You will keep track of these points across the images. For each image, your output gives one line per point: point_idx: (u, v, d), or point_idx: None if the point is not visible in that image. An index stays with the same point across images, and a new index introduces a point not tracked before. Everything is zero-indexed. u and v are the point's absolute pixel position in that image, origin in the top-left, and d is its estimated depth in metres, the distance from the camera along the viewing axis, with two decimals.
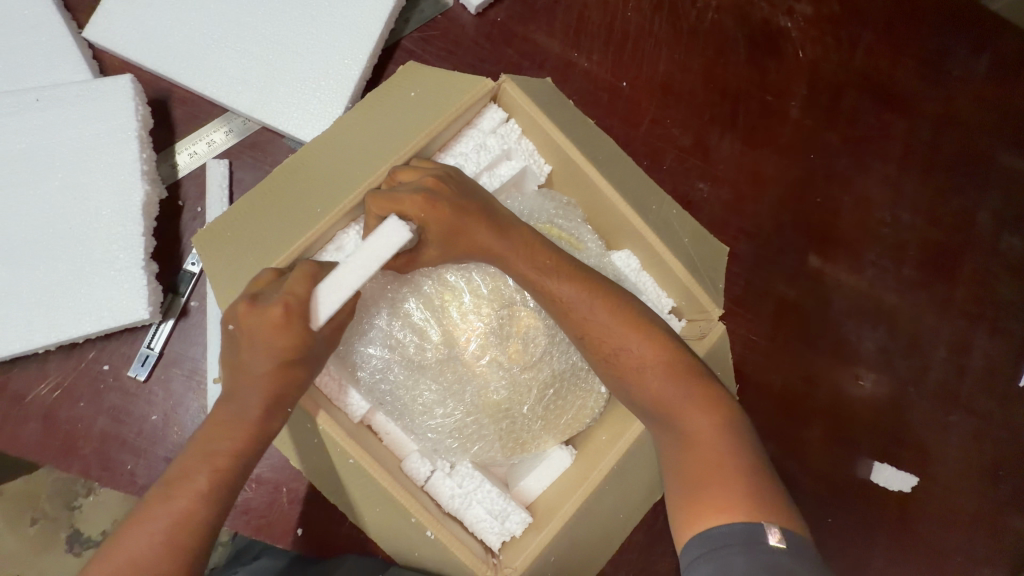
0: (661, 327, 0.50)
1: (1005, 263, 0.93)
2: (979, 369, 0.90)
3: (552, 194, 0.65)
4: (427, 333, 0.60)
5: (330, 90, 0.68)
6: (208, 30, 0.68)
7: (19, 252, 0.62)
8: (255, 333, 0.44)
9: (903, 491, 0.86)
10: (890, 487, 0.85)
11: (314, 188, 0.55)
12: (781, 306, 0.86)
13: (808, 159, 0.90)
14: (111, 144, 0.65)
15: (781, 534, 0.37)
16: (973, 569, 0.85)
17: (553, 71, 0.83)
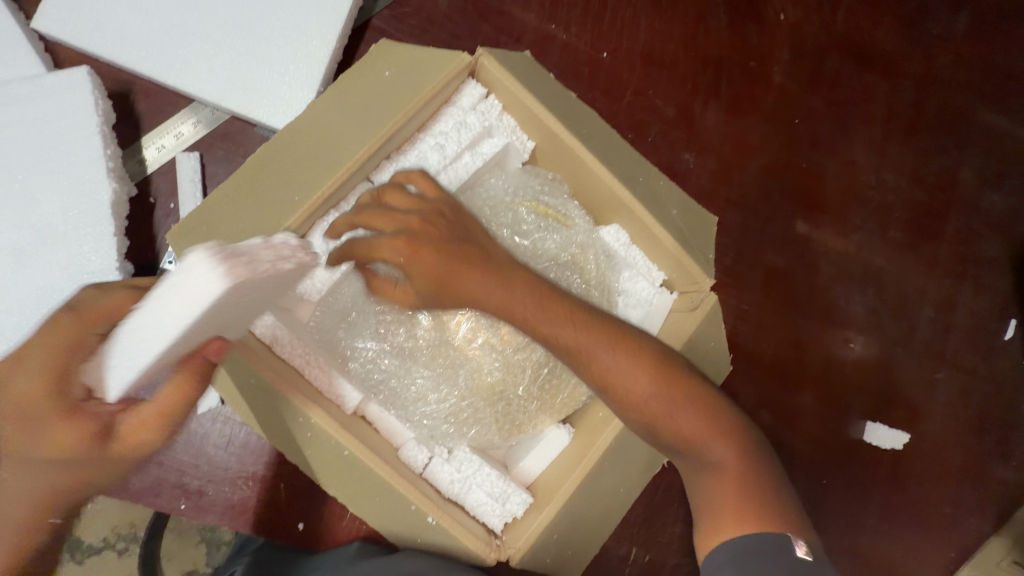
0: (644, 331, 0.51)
1: (988, 220, 0.94)
2: (964, 326, 0.92)
3: (537, 170, 0.64)
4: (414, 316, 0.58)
5: (300, 74, 0.65)
6: (167, 17, 0.65)
7: None
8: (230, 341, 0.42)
9: (894, 449, 0.87)
10: (881, 445, 0.87)
11: (291, 178, 0.52)
12: (771, 274, 0.87)
13: (792, 125, 0.89)
14: (73, 142, 0.62)
15: (806, 547, 0.43)
16: (964, 520, 0.88)
17: (532, 45, 0.81)
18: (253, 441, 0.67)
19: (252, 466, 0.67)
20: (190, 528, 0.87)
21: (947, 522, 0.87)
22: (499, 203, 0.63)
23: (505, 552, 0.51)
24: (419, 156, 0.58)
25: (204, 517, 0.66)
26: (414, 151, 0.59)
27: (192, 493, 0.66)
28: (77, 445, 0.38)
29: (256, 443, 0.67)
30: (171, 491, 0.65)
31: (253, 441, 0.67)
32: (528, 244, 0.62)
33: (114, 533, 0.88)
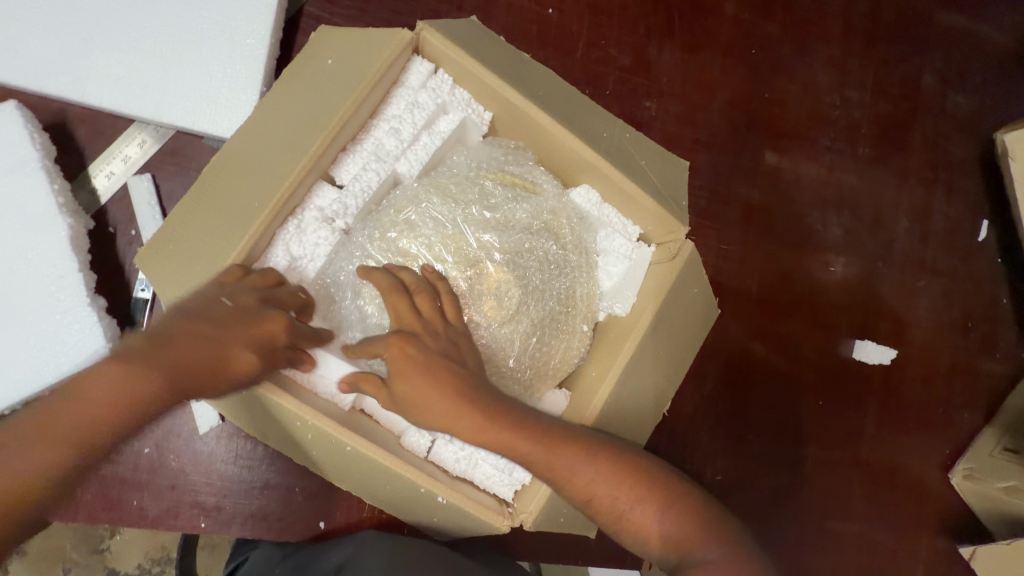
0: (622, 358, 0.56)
1: (955, 124, 0.94)
2: (941, 232, 0.93)
3: (498, 140, 0.62)
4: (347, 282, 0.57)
5: (239, 76, 0.63)
6: (90, 34, 0.62)
7: None
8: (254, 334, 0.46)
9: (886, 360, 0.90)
10: (871, 361, 0.89)
11: (247, 184, 0.51)
12: (747, 211, 0.87)
13: (750, 55, 0.88)
14: (19, 182, 0.59)
15: None
16: (955, 417, 0.91)
17: (474, 10, 0.78)
18: (262, 451, 0.68)
19: (264, 474, 0.68)
20: (221, 544, 0.90)
21: (941, 421, 0.91)
22: (464, 179, 0.60)
23: (518, 517, 0.53)
24: (375, 144, 0.57)
25: (227, 530, 0.67)
26: (369, 139, 0.57)
27: (210, 509, 0.67)
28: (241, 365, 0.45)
29: (266, 451, 0.68)
30: (190, 512, 0.66)
31: (262, 450, 0.68)
32: (498, 216, 0.60)
33: (147, 558, 0.90)
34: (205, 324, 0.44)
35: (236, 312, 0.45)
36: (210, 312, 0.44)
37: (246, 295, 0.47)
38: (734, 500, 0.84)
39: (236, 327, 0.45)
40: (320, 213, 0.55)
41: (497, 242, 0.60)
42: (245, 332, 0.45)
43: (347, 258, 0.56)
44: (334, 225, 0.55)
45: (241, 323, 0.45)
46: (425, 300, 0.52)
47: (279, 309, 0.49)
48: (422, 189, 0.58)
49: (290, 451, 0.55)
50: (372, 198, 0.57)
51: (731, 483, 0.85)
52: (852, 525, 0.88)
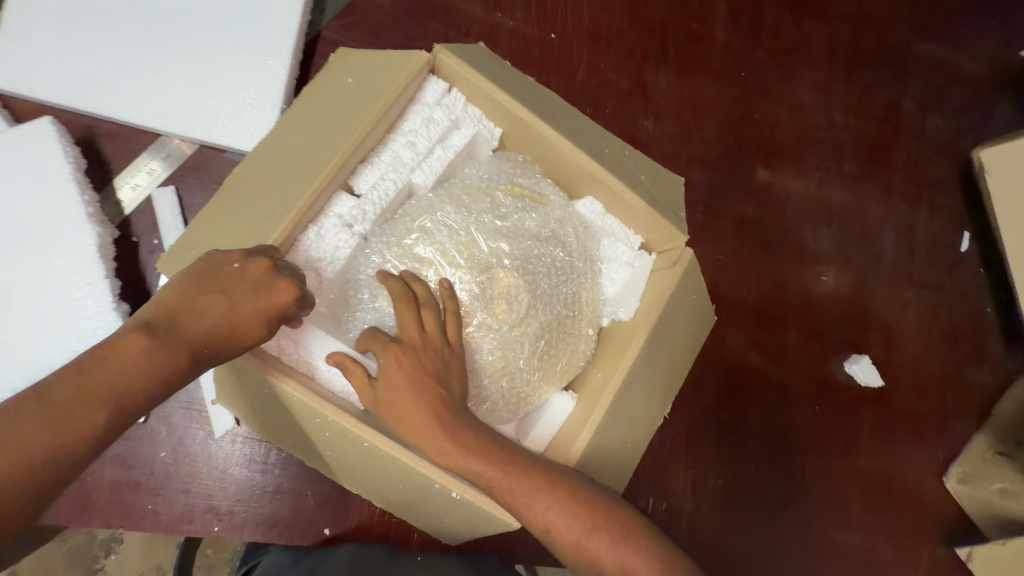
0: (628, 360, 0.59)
1: (934, 143, 1.00)
2: (925, 244, 0.97)
3: (507, 154, 0.65)
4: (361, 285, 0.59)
5: (261, 94, 0.66)
6: (122, 56, 0.65)
7: None
8: (257, 298, 0.46)
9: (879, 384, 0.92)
10: (861, 380, 0.92)
11: (271, 193, 0.54)
12: (741, 224, 0.91)
13: (740, 78, 0.93)
14: (49, 193, 0.61)
15: None
16: (948, 424, 0.94)
17: (482, 36, 0.83)
18: (273, 457, 0.69)
19: (276, 480, 0.69)
20: (219, 562, 0.90)
21: (935, 429, 0.93)
22: (476, 190, 0.63)
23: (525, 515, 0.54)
24: (392, 156, 0.60)
25: (239, 536, 0.67)
26: (386, 151, 0.60)
27: (223, 514, 0.67)
28: (249, 331, 0.46)
29: (278, 456, 0.69)
30: (203, 516, 0.67)
31: (274, 456, 0.69)
32: (509, 225, 0.62)
33: None
34: (216, 288, 0.45)
35: (247, 281, 0.46)
36: (222, 280, 0.45)
37: (257, 263, 0.46)
38: (735, 505, 0.86)
39: (249, 296, 0.45)
40: (339, 219, 0.57)
41: (507, 250, 0.61)
42: (257, 302, 0.46)
43: (365, 262, 0.59)
44: (353, 230, 0.57)
45: (254, 294, 0.46)
46: (430, 315, 0.53)
47: (291, 279, 0.47)
48: (436, 199, 0.61)
49: (307, 449, 0.57)
50: (388, 207, 0.60)
51: (731, 489, 0.86)
52: (852, 532, 0.89)
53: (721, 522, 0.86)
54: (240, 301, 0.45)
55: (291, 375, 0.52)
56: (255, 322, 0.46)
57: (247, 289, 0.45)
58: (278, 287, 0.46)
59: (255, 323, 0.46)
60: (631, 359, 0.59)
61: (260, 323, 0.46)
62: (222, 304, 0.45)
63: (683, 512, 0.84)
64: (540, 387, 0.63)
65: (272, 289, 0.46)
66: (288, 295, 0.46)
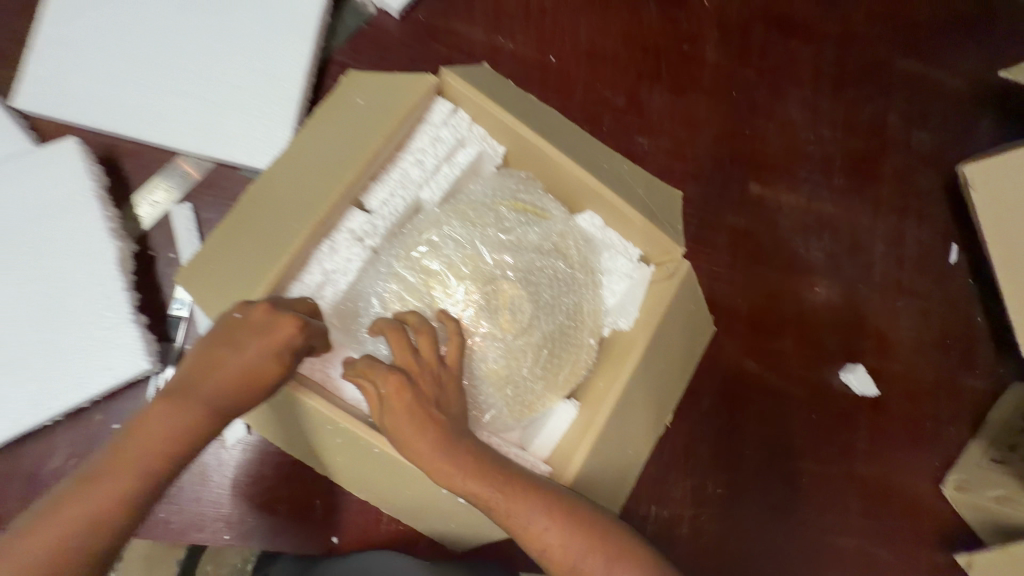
0: (629, 370, 0.61)
1: (920, 157, 1.03)
2: (914, 255, 1.00)
3: (511, 171, 0.68)
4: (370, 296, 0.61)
5: (275, 115, 0.69)
6: (142, 78, 0.68)
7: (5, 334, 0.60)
8: (265, 340, 0.46)
9: (874, 392, 0.95)
10: (856, 389, 0.94)
11: (287, 209, 0.57)
12: (735, 237, 0.94)
13: (731, 96, 0.97)
14: (72, 209, 0.63)
15: None
16: (942, 430, 0.96)
17: (484, 58, 0.86)
18: (283, 465, 0.71)
19: (285, 489, 0.70)
20: None
21: (929, 436, 0.95)
22: (481, 205, 0.65)
23: None
24: (401, 173, 0.63)
25: (249, 545, 0.69)
26: (396, 169, 0.63)
27: (233, 522, 0.69)
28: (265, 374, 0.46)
29: (285, 465, 0.71)
30: (213, 525, 0.68)
31: (281, 465, 0.71)
32: (512, 238, 0.64)
33: None
34: (224, 340, 0.46)
35: (251, 326, 0.47)
36: (230, 332, 0.47)
37: (257, 307, 0.48)
38: (735, 513, 0.87)
39: (257, 339, 0.46)
40: (351, 234, 0.60)
41: (512, 262, 0.63)
42: (265, 342, 0.47)
43: (376, 275, 0.61)
44: (364, 244, 0.60)
45: (260, 336, 0.46)
46: (425, 339, 0.53)
47: (292, 313, 0.48)
48: (444, 214, 0.63)
49: (320, 457, 0.59)
50: (397, 222, 0.62)
51: (731, 496, 0.88)
52: (851, 538, 0.90)
53: (722, 529, 0.87)
54: (247, 348, 0.46)
55: (312, 386, 0.54)
56: (269, 364, 0.46)
57: (253, 334, 0.46)
58: (282, 324, 0.47)
59: (272, 367, 0.47)
60: (630, 369, 0.61)
61: (275, 362, 0.47)
62: (233, 353, 0.46)
63: (683, 519, 0.86)
64: (543, 394, 0.65)
65: (276, 328, 0.47)
66: (293, 330, 0.47)
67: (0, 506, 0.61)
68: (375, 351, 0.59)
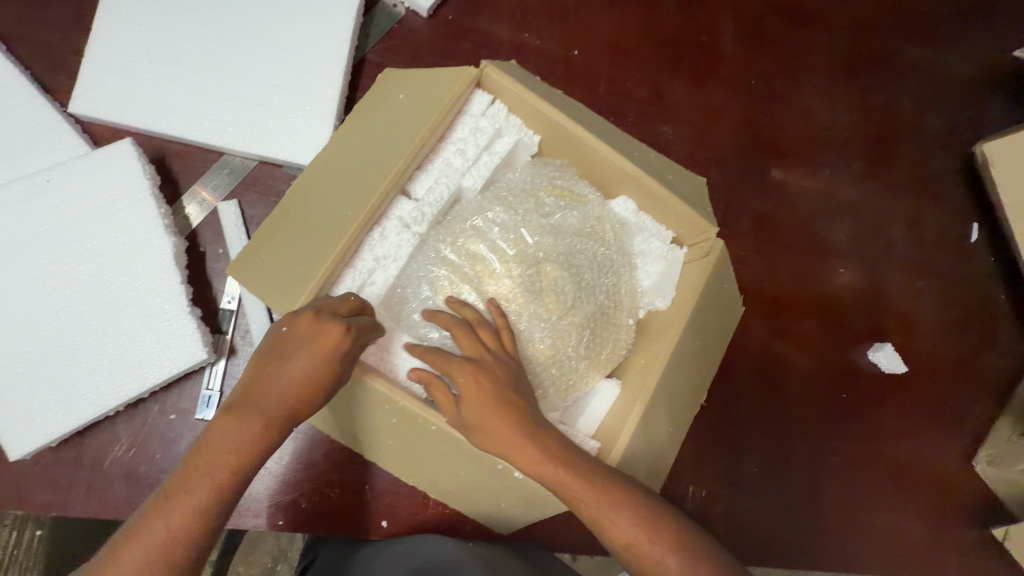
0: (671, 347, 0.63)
1: (935, 140, 1.05)
2: (934, 235, 1.02)
3: (546, 160, 0.70)
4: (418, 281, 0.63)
5: (317, 113, 0.72)
6: (189, 81, 0.71)
7: (71, 326, 0.63)
8: (313, 345, 0.48)
9: (901, 371, 0.96)
10: (883, 367, 0.95)
11: (339, 198, 0.59)
12: (759, 221, 0.96)
13: (749, 84, 1.00)
14: (129, 206, 0.66)
15: None
16: (970, 406, 0.97)
17: (511, 54, 0.89)
18: (333, 451, 0.73)
19: (335, 474, 0.72)
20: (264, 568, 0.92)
21: (958, 412, 0.96)
22: (521, 191, 0.67)
23: None
24: (444, 163, 0.65)
25: (303, 528, 0.71)
26: (438, 159, 0.65)
27: (287, 508, 0.71)
28: (317, 378, 0.48)
29: (334, 452, 0.73)
30: (267, 510, 0.70)
31: (330, 452, 0.73)
32: (551, 222, 0.67)
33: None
34: (280, 352, 0.48)
35: (301, 336, 0.48)
36: (284, 343, 0.48)
37: (302, 319, 0.48)
38: (770, 492, 0.88)
39: (307, 348, 0.48)
40: (400, 220, 0.62)
41: (552, 245, 0.66)
42: (315, 351, 0.47)
43: (425, 261, 0.63)
44: (412, 230, 0.62)
45: (309, 345, 0.47)
46: (489, 336, 0.56)
47: (335, 320, 0.48)
48: (485, 200, 0.66)
49: (375, 438, 0.61)
50: (441, 209, 0.65)
51: (765, 476, 0.89)
52: (886, 515, 0.91)
53: (758, 508, 0.88)
54: (299, 359, 0.48)
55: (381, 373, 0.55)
56: (320, 370, 0.48)
57: (303, 344, 0.48)
58: (326, 330, 0.48)
59: (324, 370, 0.48)
60: (671, 346, 0.63)
61: (324, 368, 0.48)
62: (289, 363, 0.48)
63: (720, 499, 0.87)
64: (587, 373, 0.66)
65: (320, 334, 0.48)
66: (337, 335, 0.48)
67: (68, 491, 0.65)
68: (427, 336, 0.62)
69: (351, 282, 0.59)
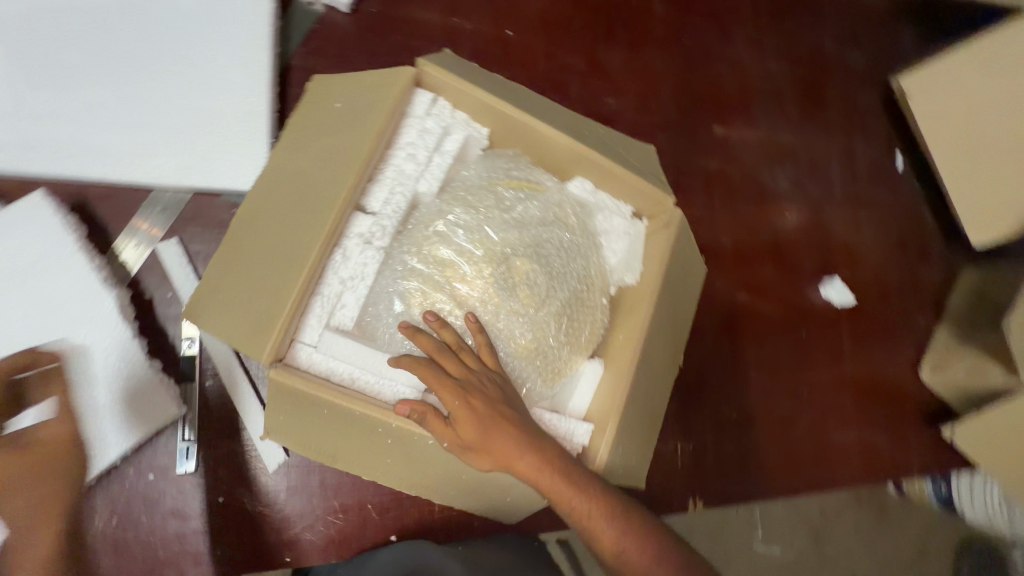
0: (647, 321, 0.65)
1: (858, 76, 1.10)
2: (867, 168, 1.08)
3: (499, 152, 0.69)
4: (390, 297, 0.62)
5: (249, 132, 0.67)
6: (99, 117, 0.65)
7: None
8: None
9: (850, 301, 1.03)
10: (834, 300, 1.02)
11: (290, 224, 0.56)
12: (709, 178, 0.99)
13: (684, 44, 1.00)
14: (60, 267, 0.64)
15: None
16: (913, 322, 1.05)
17: (445, 41, 0.85)
18: (329, 477, 0.72)
19: (337, 499, 0.71)
20: None
21: (903, 329, 1.04)
22: (479, 188, 0.66)
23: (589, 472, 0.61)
24: (396, 170, 0.63)
25: (314, 559, 0.70)
26: (389, 167, 0.63)
27: (293, 543, 0.70)
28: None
29: (330, 478, 0.72)
30: (274, 548, 0.69)
31: (326, 478, 0.72)
32: (515, 215, 0.66)
33: None
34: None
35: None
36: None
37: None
38: (750, 433, 0.94)
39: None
40: (360, 237, 0.60)
41: (518, 238, 0.65)
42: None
43: (393, 274, 0.62)
44: (375, 245, 0.60)
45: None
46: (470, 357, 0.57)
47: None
48: (444, 203, 0.64)
49: (370, 466, 0.59)
50: (401, 219, 0.63)
51: (744, 419, 0.95)
52: (852, 434, 0.99)
53: (741, 449, 0.94)
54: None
55: (287, 366, 0.55)
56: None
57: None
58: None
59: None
60: (647, 319, 0.65)
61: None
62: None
63: (706, 448, 0.92)
64: (572, 358, 0.67)
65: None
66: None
67: None
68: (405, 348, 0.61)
69: (322, 308, 0.58)
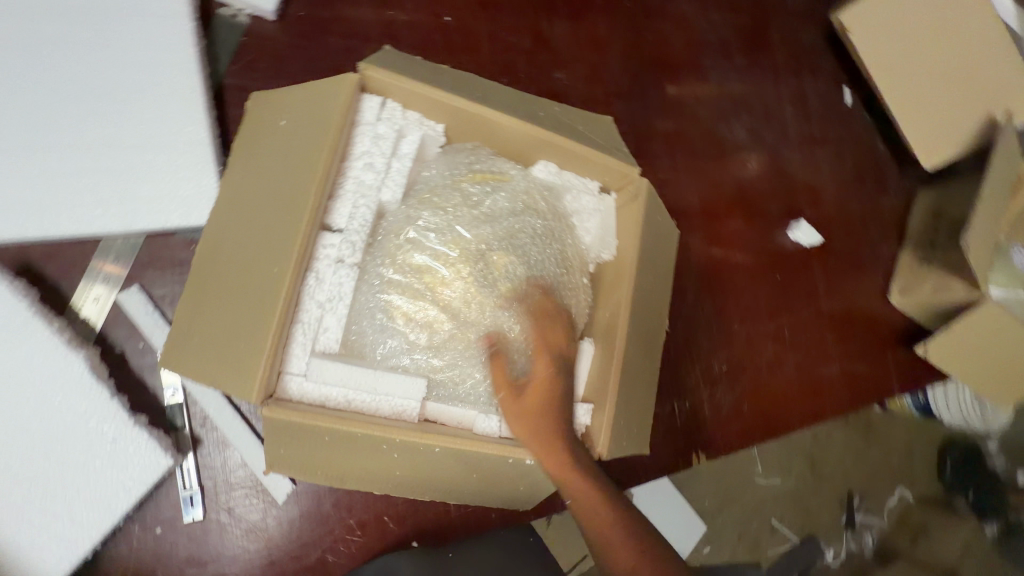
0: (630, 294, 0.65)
1: (798, 15, 1.10)
2: (818, 106, 1.10)
3: (458, 147, 0.67)
4: (372, 312, 0.62)
5: (194, 164, 0.64)
6: (29, 172, 0.61)
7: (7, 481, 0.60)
8: None
9: (818, 241, 1.06)
10: (803, 242, 1.05)
11: (255, 256, 0.54)
12: (668, 140, 0.99)
13: (625, 6, 0.99)
14: (18, 339, 0.61)
15: None
16: (878, 250, 1.09)
17: (382, 36, 0.82)
18: (341, 496, 0.72)
19: (353, 516, 0.72)
20: None
21: (869, 258, 1.08)
22: (444, 188, 0.65)
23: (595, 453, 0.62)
24: (355, 182, 0.61)
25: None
26: (349, 180, 0.61)
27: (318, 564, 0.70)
28: None
29: (342, 497, 0.72)
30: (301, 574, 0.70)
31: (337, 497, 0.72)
32: (484, 211, 0.66)
33: None
34: None
35: None
36: None
37: None
38: (740, 382, 0.98)
39: None
40: (332, 258, 0.58)
41: (491, 233, 0.65)
42: None
43: (370, 289, 0.62)
44: (348, 263, 0.59)
45: None
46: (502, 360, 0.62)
47: None
48: (411, 209, 0.63)
49: (382, 481, 0.59)
50: (370, 231, 0.61)
51: (733, 369, 0.98)
52: (835, 366, 1.03)
53: (734, 399, 0.97)
54: None
55: (280, 401, 0.54)
56: None
57: None
58: None
59: None
60: (629, 292, 0.65)
61: None
62: None
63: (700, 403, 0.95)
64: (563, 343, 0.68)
65: None
66: None
67: None
68: (400, 364, 0.63)
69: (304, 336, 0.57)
